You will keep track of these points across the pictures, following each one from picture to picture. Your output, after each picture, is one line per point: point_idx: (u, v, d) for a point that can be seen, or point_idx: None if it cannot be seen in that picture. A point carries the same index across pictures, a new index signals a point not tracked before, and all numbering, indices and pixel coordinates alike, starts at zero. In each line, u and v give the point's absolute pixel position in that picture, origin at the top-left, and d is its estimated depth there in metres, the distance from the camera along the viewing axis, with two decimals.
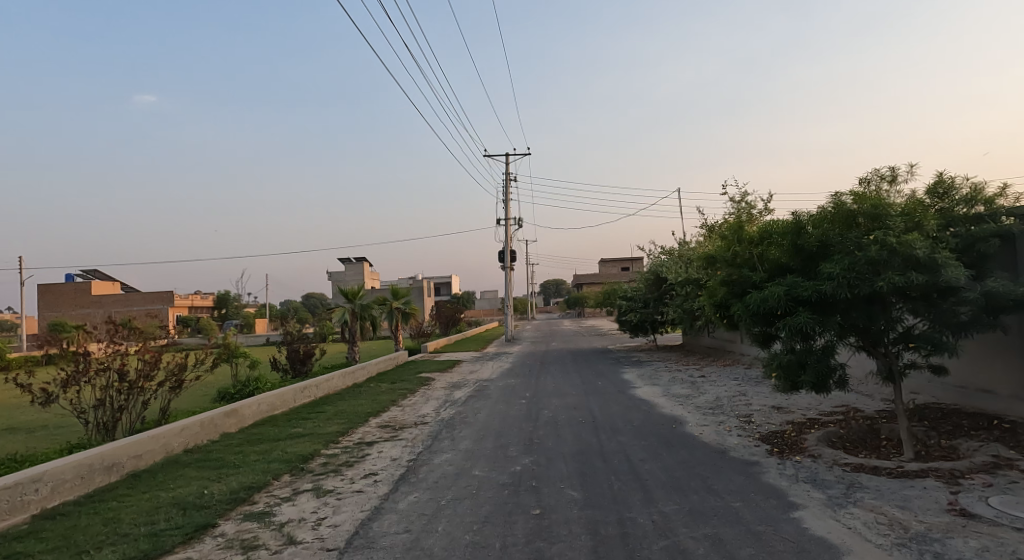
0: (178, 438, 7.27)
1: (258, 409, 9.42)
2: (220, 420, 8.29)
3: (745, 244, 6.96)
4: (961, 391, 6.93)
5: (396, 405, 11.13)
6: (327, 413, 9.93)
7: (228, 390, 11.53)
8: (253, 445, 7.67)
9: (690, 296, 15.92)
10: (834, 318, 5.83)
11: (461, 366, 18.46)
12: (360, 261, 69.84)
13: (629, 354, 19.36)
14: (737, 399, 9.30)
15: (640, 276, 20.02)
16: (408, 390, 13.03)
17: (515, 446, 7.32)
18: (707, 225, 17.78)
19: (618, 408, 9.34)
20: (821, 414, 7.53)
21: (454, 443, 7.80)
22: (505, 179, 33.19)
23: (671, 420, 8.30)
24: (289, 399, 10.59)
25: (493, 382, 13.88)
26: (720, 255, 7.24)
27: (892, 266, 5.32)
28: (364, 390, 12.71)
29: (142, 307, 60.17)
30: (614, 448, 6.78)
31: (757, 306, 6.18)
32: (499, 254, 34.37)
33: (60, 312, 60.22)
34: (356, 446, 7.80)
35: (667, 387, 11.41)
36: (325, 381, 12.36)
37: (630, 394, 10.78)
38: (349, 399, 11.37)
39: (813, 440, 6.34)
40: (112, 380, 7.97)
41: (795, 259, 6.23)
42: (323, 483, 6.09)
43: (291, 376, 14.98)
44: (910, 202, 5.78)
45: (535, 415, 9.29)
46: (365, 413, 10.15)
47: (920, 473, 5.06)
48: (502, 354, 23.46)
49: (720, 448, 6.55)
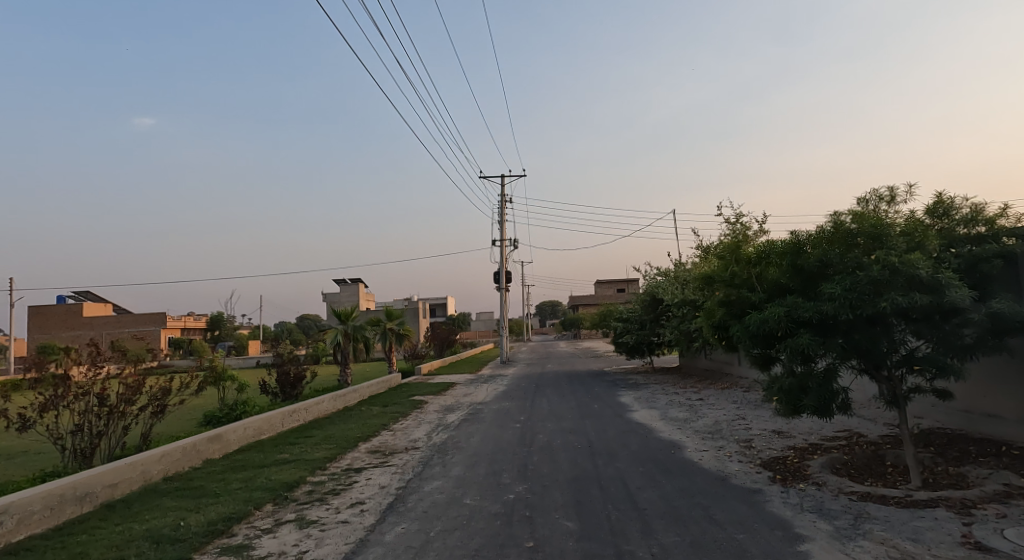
0: (158, 464, 7.00)
1: (244, 434, 9.13)
2: (203, 445, 8.00)
3: (743, 264, 6.84)
4: (967, 416, 6.76)
5: (387, 429, 10.86)
6: (316, 438, 9.64)
7: (214, 414, 11.21)
8: (236, 472, 7.37)
9: (686, 317, 15.76)
10: (836, 341, 5.69)
11: (456, 389, 18.15)
12: (355, 282, 69.59)
13: (626, 376, 19.07)
14: (736, 423, 9.08)
15: (637, 297, 19.86)
16: (400, 413, 12.74)
17: (509, 473, 7.06)
18: (703, 246, 17.72)
19: (615, 433, 9.10)
20: (823, 440, 7.33)
21: (446, 469, 7.54)
22: (500, 201, 33.25)
23: (670, 445, 8.07)
24: (276, 424, 10.29)
25: (487, 406, 13.61)
26: (719, 275, 7.12)
27: (895, 286, 5.18)
28: (355, 414, 12.41)
29: (134, 329, 59.64)
30: (611, 475, 6.54)
31: (756, 327, 6.04)
32: (495, 275, 34.26)
33: (50, 334, 59.56)
34: (344, 473, 7.51)
35: (665, 410, 11.19)
36: (315, 405, 12.06)
37: (627, 418, 10.54)
38: (339, 423, 11.09)
39: (817, 466, 6.13)
40: (92, 405, 7.68)
41: (794, 279, 6.11)
42: (307, 513, 5.81)
43: (280, 399, 14.66)
44: (911, 223, 5.69)
45: (529, 440, 9.03)
46: (355, 438, 9.87)
47: (929, 503, 4.86)
48: (497, 377, 23.15)
49: (721, 475, 6.32)
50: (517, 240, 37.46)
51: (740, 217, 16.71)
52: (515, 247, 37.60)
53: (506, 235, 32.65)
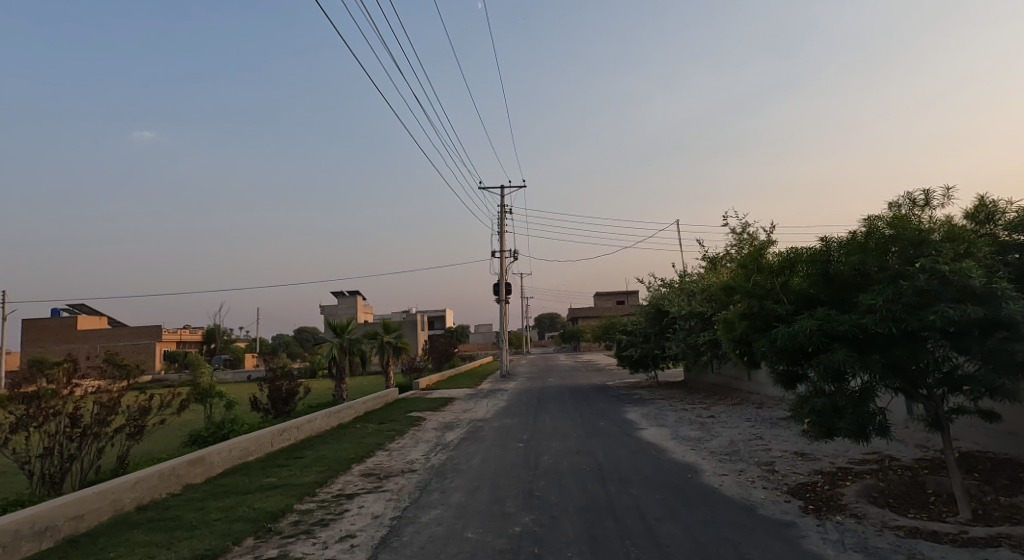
0: (131, 492, 6.42)
1: (228, 456, 8.54)
2: (183, 469, 7.42)
3: (765, 273, 6.33)
4: (1013, 439, 6.24)
5: (383, 448, 10.28)
6: (306, 460, 9.06)
7: (200, 433, 10.63)
8: (217, 500, 6.79)
9: (693, 331, 15.21)
10: (875, 357, 5.18)
11: (455, 404, 17.53)
12: (353, 294, 69.03)
13: (630, 391, 18.48)
14: (754, 443, 8.54)
15: (641, 309, 19.36)
16: (397, 431, 12.16)
17: (514, 501, 6.49)
18: (709, 257, 17.27)
19: (625, 454, 8.55)
20: (852, 463, 6.80)
21: (445, 496, 6.96)
22: (500, 212, 32.88)
23: (685, 468, 7.52)
24: (265, 444, 9.70)
25: (488, 423, 13.00)
26: (739, 285, 6.58)
27: (944, 297, 4.70)
28: (349, 432, 11.83)
29: (129, 342, 58.95)
30: (626, 505, 5.98)
31: (785, 342, 5.53)
32: (495, 287, 33.82)
33: (43, 347, 58.74)
34: (334, 500, 6.94)
35: (675, 428, 10.64)
36: (307, 423, 11.48)
37: (636, 437, 9.97)
38: (332, 443, 10.50)
39: (853, 495, 5.58)
40: (64, 425, 7.09)
41: (825, 288, 5.64)
42: (291, 549, 5.24)
43: (272, 416, 14.05)
44: (954, 228, 5.21)
45: (534, 462, 8.46)
46: (348, 459, 9.29)
47: (990, 541, 4.32)
48: (497, 391, 22.55)
49: (746, 504, 5.77)
50: (517, 251, 37.12)
51: (747, 227, 16.30)
52: (515, 258, 37.05)
53: (505, 246, 32.22)
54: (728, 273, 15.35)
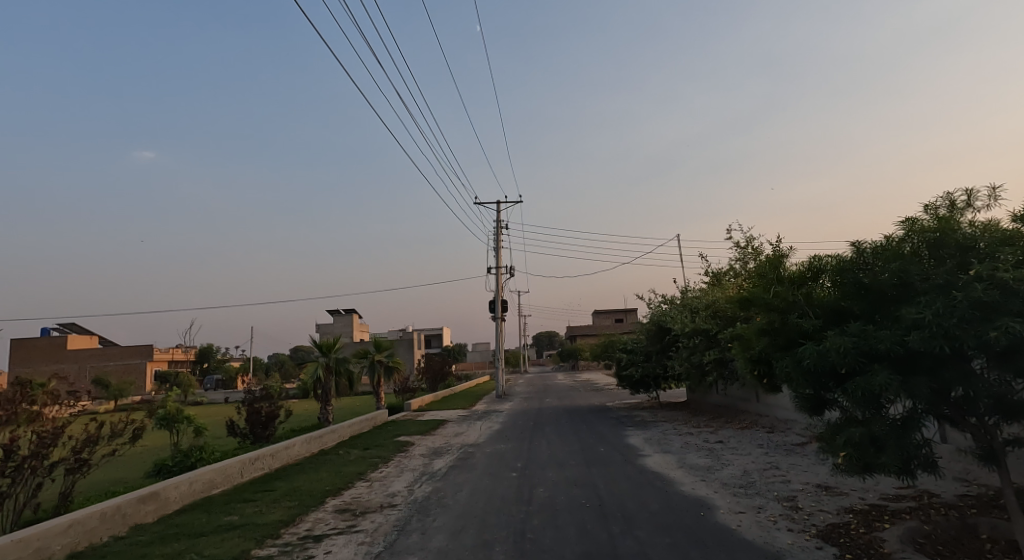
0: (62, 538, 5.57)
1: (188, 490, 7.69)
2: (131, 508, 6.59)
3: (787, 285, 5.61)
4: None
5: (363, 479, 9.42)
6: (276, 494, 8.20)
7: (166, 463, 9.77)
8: (164, 544, 5.95)
9: (697, 350, 14.48)
10: (921, 380, 4.43)
11: (447, 427, 16.64)
12: (349, 313, 68.10)
13: (631, 413, 17.61)
14: (770, 474, 7.74)
15: (641, 326, 18.57)
16: (382, 458, 11.29)
17: (503, 545, 5.65)
18: (713, 272, 16.62)
19: (628, 486, 7.74)
20: (886, 500, 6.01)
21: (424, 539, 6.12)
22: (496, 227, 32.28)
23: (697, 504, 6.70)
24: (233, 475, 8.85)
25: (480, 449, 12.14)
26: (756, 297, 5.84)
27: (1008, 309, 3.97)
28: (329, 459, 10.96)
29: (120, 361, 57.85)
30: (632, 551, 5.15)
31: (814, 363, 4.79)
32: (492, 304, 33.06)
33: (31, 368, 57.49)
34: (300, 543, 6.10)
35: (681, 455, 9.84)
36: (283, 450, 10.62)
37: (639, 466, 9.16)
38: (308, 473, 9.63)
39: (896, 542, 4.78)
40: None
41: (858, 301, 4.93)
42: None
43: (250, 441, 13.14)
44: (1009, 229, 4.50)
45: (528, 497, 7.62)
46: (323, 491, 8.45)
47: None
48: (492, 413, 21.58)
49: (771, 551, 4.96)
50: (514, 267, 36.34)
51: (752, 241, 15.67)
52: (511, 274, 36.29)
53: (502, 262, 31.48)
54: (734, 289, 14.69)
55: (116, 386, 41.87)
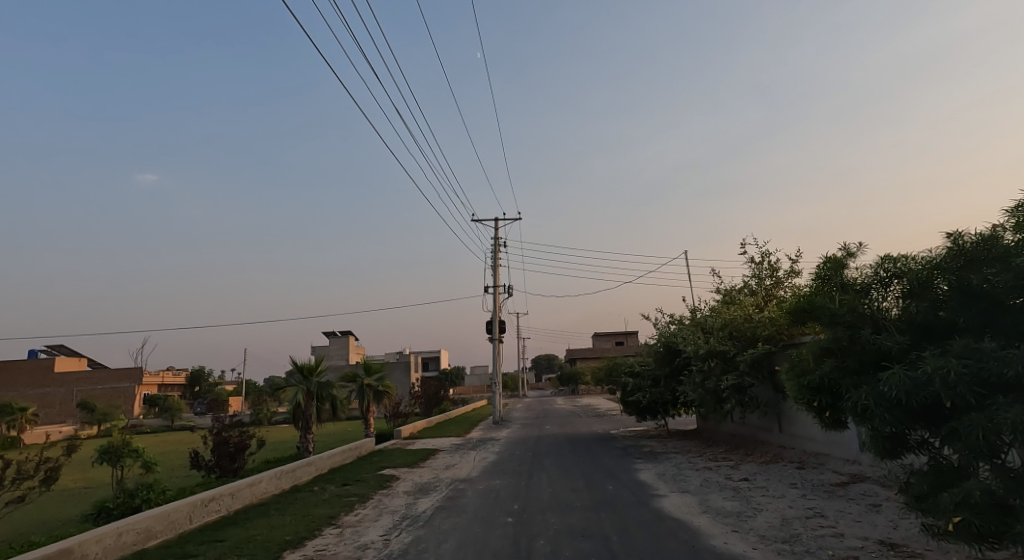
0: None
1: (116, 543, 6.37)
2: None
3: (856, 294, 4.41)
4: None
5: (334, 524, 8.09)
6: (225, 546, 6.86)
7: (107, 505, 8.45)
8: None
9: (712, 374, 13.05)
10: None
11: (438, 459, 15.22)
12: (345, 335, 66.55)
13: (638, 442, 16.23)
14: (815, 525, 6.43)
15: (648, 348, 17.24)
16: (360, 496, 9.96)
17: None
18: (726, 290, 15.43)
19: (646, 539, 6.40)
20: None
21: None
22: (494, 244, 31.15)
23: None
24: (179, 521, 7.53)
25: (471, 486, 10.78)
26: (817, 309, 4.64)
27: None
28: (298, 499, 9.63)
29: (108, 386, 55.99)
30: None
31: (909, 393, 3.57)
32: (488, 324, 31.66)
33: (15, 392, 55.59)
34: None
35: (704, 496, 8.53)
36: (246, 489, 9.27)
37: (655, 510, 7.81)
38: (271, 517, 8.30)
39: None
40: None
41: (963, 312, 3.75)
42: None
43: (215, 475, 11.73)
44: None
45: (524, 553, 6.29)
46: (282, 542, 7.13)
47: None
48: (488, 441, 20.11)
49: None
50: (513, 287, 35.01)
51: (768, 256, 14.60)
52: (510, 293, 34.93)
53: (499, 281, 30.17)
54: (753, 307, 13.42)
55: (101, 410, 40.21)
